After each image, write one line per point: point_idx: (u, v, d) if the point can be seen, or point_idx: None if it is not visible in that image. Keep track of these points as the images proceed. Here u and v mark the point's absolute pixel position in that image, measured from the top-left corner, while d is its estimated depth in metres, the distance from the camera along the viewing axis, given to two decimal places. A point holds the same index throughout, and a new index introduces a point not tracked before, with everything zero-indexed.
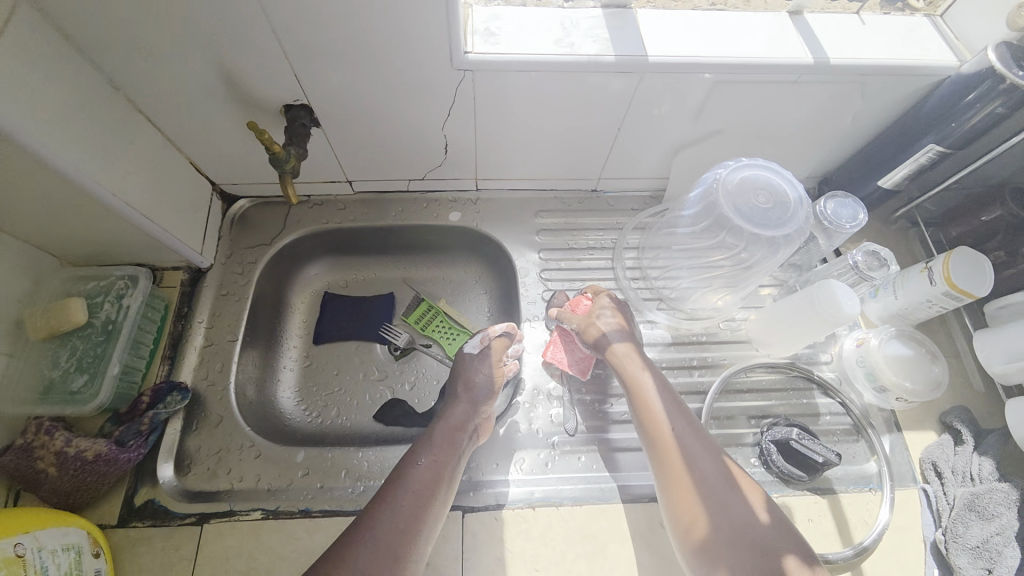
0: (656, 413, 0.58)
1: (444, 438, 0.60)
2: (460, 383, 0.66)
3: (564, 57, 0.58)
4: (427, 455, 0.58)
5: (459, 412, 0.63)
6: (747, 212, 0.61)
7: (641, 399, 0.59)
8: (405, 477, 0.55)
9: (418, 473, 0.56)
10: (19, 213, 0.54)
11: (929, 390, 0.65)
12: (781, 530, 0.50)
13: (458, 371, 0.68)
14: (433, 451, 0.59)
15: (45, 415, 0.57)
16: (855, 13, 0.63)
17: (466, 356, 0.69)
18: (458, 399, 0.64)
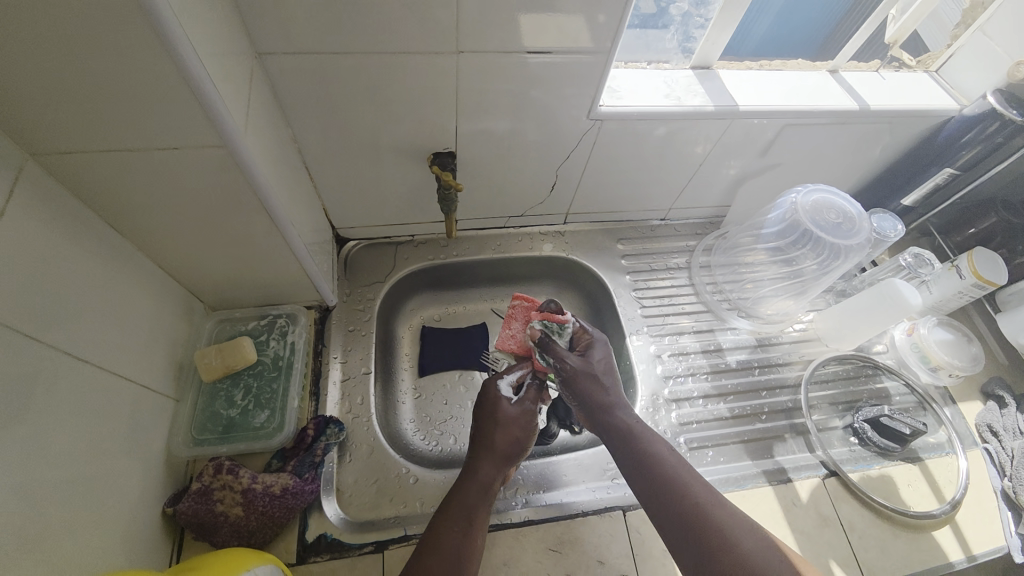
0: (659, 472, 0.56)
1: (481, 496, 0.58)
2: (497, 429, 0.64)
3: (674, 107, 0.70)
4: (462, 515, 0.56)
5: (488, 471, 0.60)
6: (825, 228, 0.75)
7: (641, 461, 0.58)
8: (443, 539, 0.53)
9: (452, 539, 0.53)
10: (208, 252, 0.59)
11: (972, 365, 0.78)
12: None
13: (486, 421, 0.65)
14: (468, 509, 0.57)
15: (225, 454, 0.61)
16: (876, 70, 0.81)
17: (498, 391, 0.67)
18: (485, 455, 0.62)
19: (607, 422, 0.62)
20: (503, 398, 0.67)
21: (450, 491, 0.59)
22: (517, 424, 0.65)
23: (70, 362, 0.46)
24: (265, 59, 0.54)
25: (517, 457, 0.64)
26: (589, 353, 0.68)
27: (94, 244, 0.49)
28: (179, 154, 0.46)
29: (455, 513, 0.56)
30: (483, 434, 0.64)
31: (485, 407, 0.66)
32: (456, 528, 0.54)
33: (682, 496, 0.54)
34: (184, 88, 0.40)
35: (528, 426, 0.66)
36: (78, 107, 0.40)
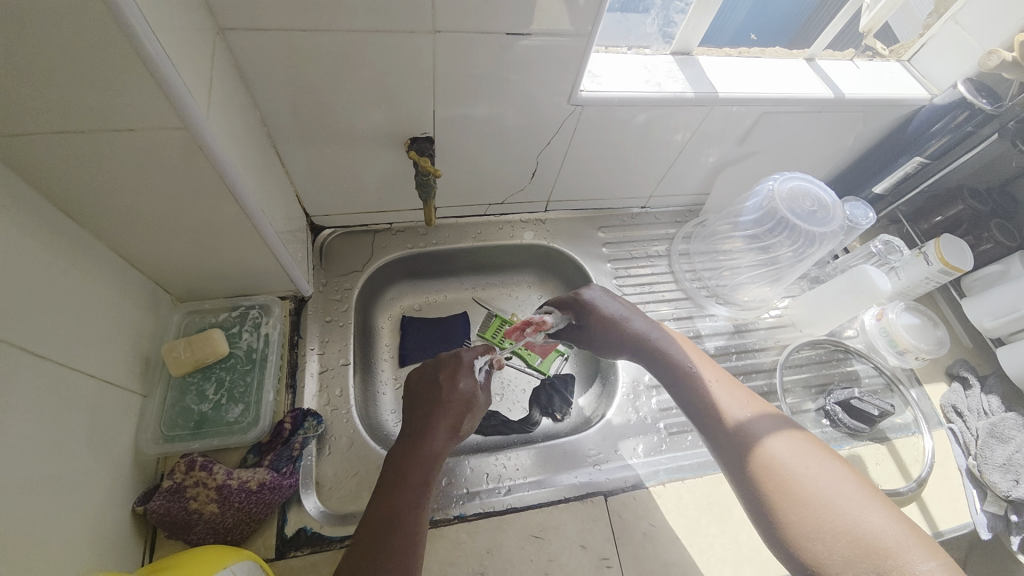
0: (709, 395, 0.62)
1: (433, 468, 0.58)
2: (455, 404, 0.64)
3: (655, 93, 0.69)
4: (418, 489, 0.55)
5: (438, 446, 0.60)
6: (801, 215, 0.76)
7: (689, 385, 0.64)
8: (400, 513, 0.52)
9: (406, 515, 0.52)
10: (173, 240, 0.56)
11: (937, 347, 0.81)
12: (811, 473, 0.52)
13: (443, 395, 0.64)
14: (422, 483, 0.56)
15: (198, 450, 0.59)
16: (851, 59, 0.82)
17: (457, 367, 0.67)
18: (438, 432, 0.60)
19: (641, 349, 0.70)
20: (465, 376, 0.67)
21: (397, 466, 0.57)
22: (473, 399, 0.65)
23: (25, 359, 0.43)
24: (230, 35, 0.51)
25: (465, 430, 0.64)
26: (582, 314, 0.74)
27: (47, 232, 0.46)
28: (138, 136, 0.43)
29: (407, 493, 0.54)
30: (440, 405, 0.63)
31: (445, 377, 0.66)
32: (410, 503, 0.54)
33: (708, 403, 0.61)
34: (139, 64, 0.37)
35: (479, 401, 0.66)
36: (20, 84, 0.37)
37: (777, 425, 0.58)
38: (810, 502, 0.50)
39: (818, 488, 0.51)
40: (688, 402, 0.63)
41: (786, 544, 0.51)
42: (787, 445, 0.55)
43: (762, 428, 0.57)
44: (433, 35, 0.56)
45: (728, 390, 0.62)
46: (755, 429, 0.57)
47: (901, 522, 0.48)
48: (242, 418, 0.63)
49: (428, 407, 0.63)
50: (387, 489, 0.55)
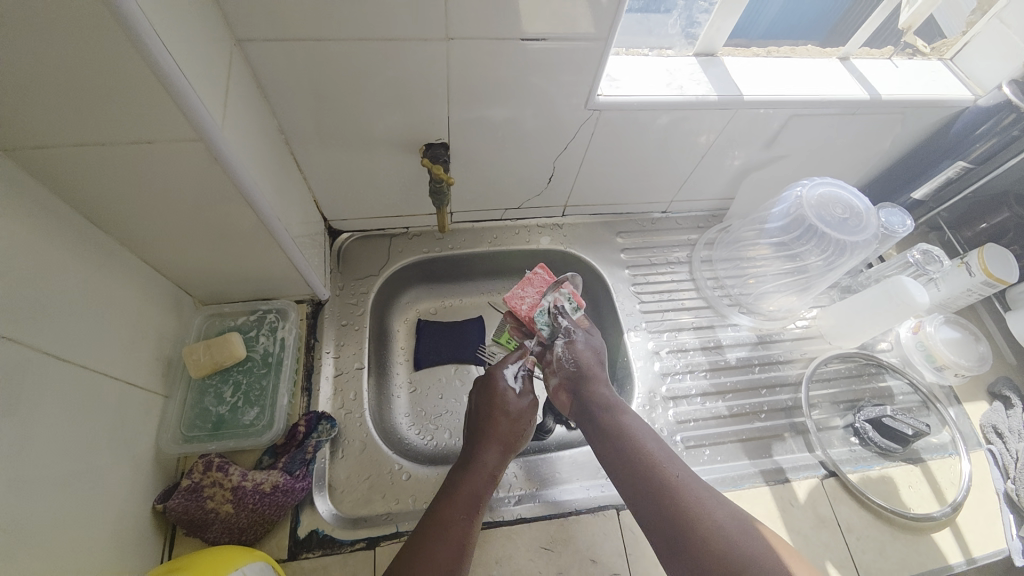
0: (675, 495, 0.53)
1: (484, 485, 0.60)
2: (503, 417, 0.66)
3: (676, 96, 0.67)
4: (469, 504, 0.57)
5: (491, 460, 0.62)
6: (831, 223, 0.72)
7: (651, 483, 0.55)
8: (451, 525, 0.54)
9: (456, 526, 0.54)
10: (192, 246, 0.57)
11: (978, 364, 0.76)
12: (768, 568, 0.47)
13: (490, 409, 0.67)
14: (473, 497, 0.58)
15: (216, 451, 0.61)
16: (889, 58, 0.78)
17: (503, 383, 0.69)
18: (490, 445, 0.63)
19: (598, 407, 0.65)
20: (508, 390, 0.69)
21: (452, 481, 0.59)
22: (523, 415, 0.67)
23: (52, 363, 0.45)
24: (247, 46, 0.52)
25: (517, 446, 0.66)
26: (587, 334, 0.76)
27: (73, 238, 0.48)
28: (156, 147, 0.44)
29: (459, 505, 0.56)
30: (488, 422, 0.65)
31: (490, 394, 0.68)
32: (461, 516, 0.55)
33: (654, 474, 0.56)
34: (153, 78, 0.38)
35: (526, 413, 0.68)
36: (45, 100, 0.38)
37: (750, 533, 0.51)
38: None
39: None
40: (642, 502, 0.55)
41: None
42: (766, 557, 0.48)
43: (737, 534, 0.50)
44: (448, 42, 0.56)
45: (696, 486, 0.55)
46: (710, 511, 0.52)
47: None
48: (259, 421, 0.65)
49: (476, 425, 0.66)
50: (439, 501, 0.57)
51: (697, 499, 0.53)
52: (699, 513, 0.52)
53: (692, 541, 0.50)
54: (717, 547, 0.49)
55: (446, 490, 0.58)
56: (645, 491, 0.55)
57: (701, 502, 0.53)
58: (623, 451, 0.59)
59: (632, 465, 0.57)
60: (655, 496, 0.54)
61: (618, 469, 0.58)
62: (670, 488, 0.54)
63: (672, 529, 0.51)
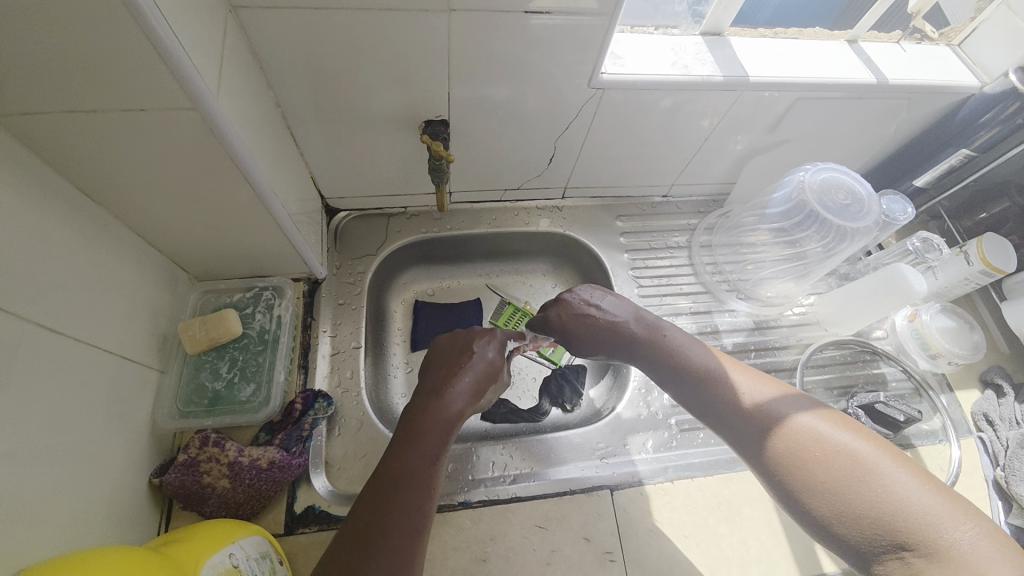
0: (737, 399, 0.57)
1: (454, 421, 0.56)
2: (474, 369, 0.62)
3: (680, 76, 0.66)
4: (441, 436, 0.54)
5: (455, 405, 0.58)
6: (833, 209, 0.72)
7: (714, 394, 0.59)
8: (422, 455, 0.51)
9: (421, 472, 0.50)
10: (187, 221, 0.56)
11: (972, 353, 0.77)
12: (839, 442, 0.50)
13: (461, 363, 0.63)
14: (444, 429, 0.55)
15: (212, 426, 0.61)
16: (897, 42, 0.77)
17: (489, 345, 0.66)
18: (455, 391, 0.59)
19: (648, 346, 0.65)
20: (489, 349, 0.65)
21: (410, 425, 0.54)
22: (496, 365, 0.65)
23: (46, 336, 0.45)
24: (241, 13, 0.50)
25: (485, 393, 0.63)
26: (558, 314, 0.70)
27: (65, 210, 0.47)
28: (148, 116, 0.43)
29: (422, 451, 0.52)
30: (465, 362, 0.62)
31: (463, 348, 0.64)
32: (432, 448, 0.53)
33: (715, 383, 0.59)
34: (146, 43, 0.37)
35: (500, 373, 0.66)
36: (34, 64, 0.37)
37: (820, 414, 0.53)
38: (848, 475, 0.48)
39: (851, 457, 0.49)
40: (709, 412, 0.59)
41: (824, 519, 0.48)
42: (834, 435, 0.51)
43: (803, 420, 0.53)
44: (449, 14, 0.54)
45: (756, 387, 0.57)
46: (777, 404, 0.55)
47: (959, 501, 0.45)
48: (255, 397, 0.64)
49: (450, 362, 0.62)
50: (399, 445, 0.52)
51: (758, 399, 0.56)
52: (765, 410, 0.55)
53: (757, 436, 0.54)
54: (788, 437, 0.52)
55: (416, 420, 0.55)
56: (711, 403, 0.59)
57: (765, 399, 0.56)
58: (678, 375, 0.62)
59: (693, 386, 0.61)
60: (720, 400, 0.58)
61: (681, 393, 0.62)
62: (734, 401, 0.57)
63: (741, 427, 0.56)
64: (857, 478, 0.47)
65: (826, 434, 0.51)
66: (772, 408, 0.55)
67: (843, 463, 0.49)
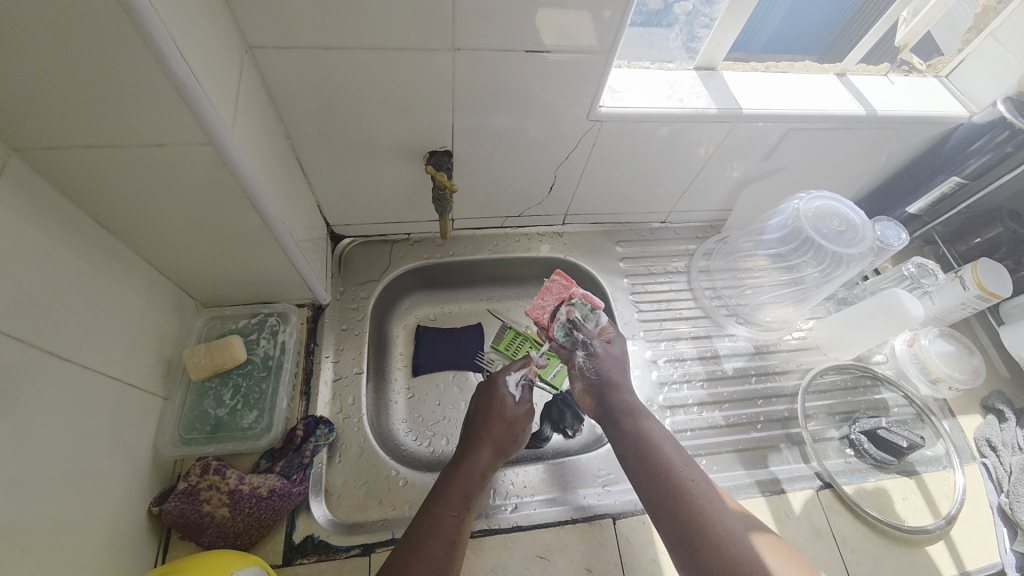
0: (699, 506, 0.53)
1: (474, 487, 0.59)
2: (500, 422, 0.65)
3: (676, 108, 0.69)
4: (462, 500, 0.57)
5: (483, 462, 0.62)
6: (829, 236, 0.73)
7: (674, 489, 0.55)
8: (443, 522, 0.54)
9: (446, 526, 0.54)
10: (196, 249, 0.58)
11: (972, 378, 0.77)
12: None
13: (488, 414, 0.66)
14: (466, 494, 0.58)
15: (214, 454, 0.60)
16: (885, 75, 0.80)
17: (503, 389, 0.68)
18: (481, 448, 0.63)
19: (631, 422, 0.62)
20: (507, 396, 0.68)
21: (441, 484, 0.59)
22: (521, 422, 0.67)
23: (54, 363, 0.45)
24: (257, 53, 0.53)
25: (509, 453, 0.65)
26: (612, 342, 0.73)
27: (80, 239, 0.48)
28: (164, 151, 0.45)
29: (449, 507, 0.56)
30: (484, 423, 0.65)
31: (488, 398, 0.67)
32: (454, 512, 0.55)
33: (676, 481, 0.55)
34: (165, 84, 0.39)
35: (523, 425, 0.67)
36: (59, 102, 0.39)
37: (768, 546, 0.52)
38: None
39: None
40: (655, 505, 0.55)
41: None
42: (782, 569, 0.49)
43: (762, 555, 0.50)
44: (454, 52, 0.57)
45: (718, 501, 0.55)
46: (733, 522, 0.53)
47: None
48: (257, 424, 0.65)
49: (474, 423, 0.66)
50: (433, 501, 0.57)
51: (729, 524, 0.52)
52: (717, 521, 0.52)
53: (703, 547, 0.50)
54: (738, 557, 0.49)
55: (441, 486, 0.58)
56: (666, 498, 0.55)
57: (720, 511, 0.53)
58: (639, 460, 0.58)
59: (653, 475, 0.57)
60: (677, 499, 0.54)
61: (643, 492, 0.57)
62: (694, 504, 0.54)
63: (688, 531, 0.52)
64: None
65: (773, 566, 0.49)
66: (733, 531, 0.52)
67: None
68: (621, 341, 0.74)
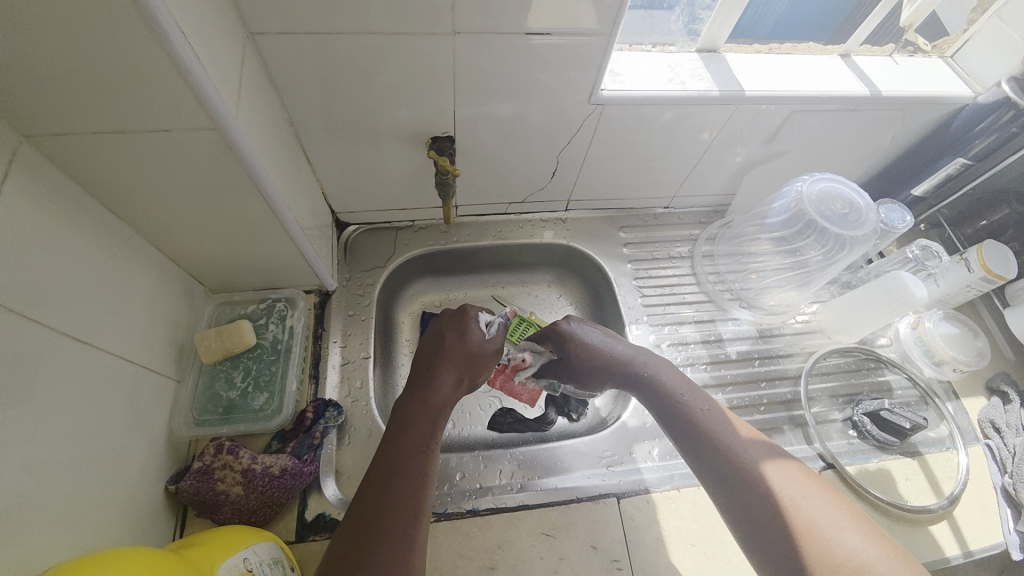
0: (711, 442, 0.56)
1: (442, 406, 0.59)
2: (460, 356, 0.63)
3: (678, 92, 0.68)
4: (427, 415, 0.57)
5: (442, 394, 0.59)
6: (832, 218, 0.73)
7: (691, 426, 0.58)
8: (405, 464, 0.52)
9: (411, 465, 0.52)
10: (204, 235, 0.59)
11: (976, 360, 0.77)
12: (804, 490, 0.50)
13: (448, 345, 0.64)
14: (432, 407, 0.58)
15: (227, 435, 0.62)
16: (890, 55, 0.79)
17: (472, 322, 0.67)
18: (441, 380, 0.60)
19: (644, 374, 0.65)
20: (472, 328, 0.66)
21: (400, 422, 0.56)
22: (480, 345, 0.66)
23: (72, 345, 0.47)
24: (259, 38, 0.53)
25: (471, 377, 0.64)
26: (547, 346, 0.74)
27: (93, 226, 0.50)
28: (173, 137, 0.45)
29: (411, 448, 0.54)
30: (447, 356, 0.63)
31: (455, 332, 0.65)
32: (423, 427, 0.56)
33: (696, 420, 0.59)
34: (171, 69, 0.40)
35: (487, 358, 0.65)
36: (70, 89, 0.40)
37: (785, 467, 0.53)
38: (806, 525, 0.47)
39: (811, 515, 0.48)
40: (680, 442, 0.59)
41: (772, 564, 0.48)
42: (789, 488, 0.51)
43: (776, 474, 0.52)
44: (455, 37, 0.57)
45: (729, 429, 0.57)
46: (750, 450, 0.55)
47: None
48: (268, 406, 0.66)
49: (433, 355, 0.63)
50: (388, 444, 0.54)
51: (747, 453, 0.54)
52: (733, 451, 0.55)
53: (720, 473, 0.54)
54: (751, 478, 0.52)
55: (393, 431, 0.56)
56: (688, 435, 0.58)
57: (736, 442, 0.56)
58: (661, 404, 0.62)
59: (671, 413, 0.61)
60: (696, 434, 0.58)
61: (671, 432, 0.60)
62: (711, 435, 0.57)
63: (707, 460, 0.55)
64: (813, 534, 0.46)
65: (786, 485, 0.51)
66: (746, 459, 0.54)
67: (814, 526, 0.47)
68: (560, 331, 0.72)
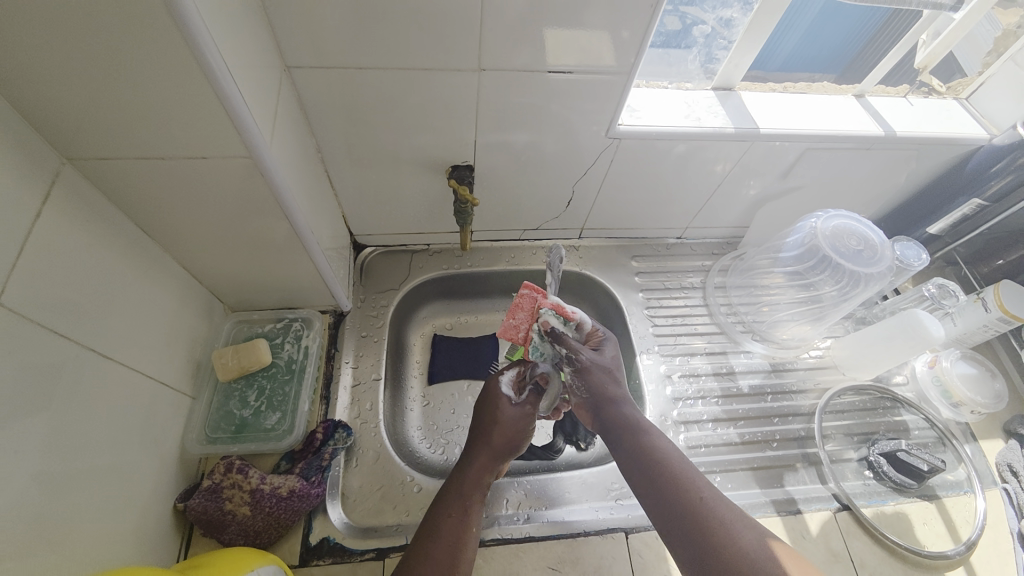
0: (706, 526, 0.47)
1: (472, 488, 0.57)
2: (493, 426, 0.62)
3: (693, 127, 0.70)
4: (457, 499, 0.56)
5: (479, 466, 0.59)
6: (846, 255, 0.73)
7: (680, 504, 0.49)
8: (443, 532, 0.53)
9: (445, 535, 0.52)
10: (228, 255, 0.61)
11: (995, 402, 0.75)
12: None
13: (485, 417, 0.63)
14: (461, 498, 0.56)
15: (237, 454, 0.63)
16: (903, 96, 0.80)
17: (502, 391, 0.64)
18: (480, 451, 0.60)
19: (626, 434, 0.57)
20: (503, 397, 0.63)
21: (446, 486, 0.57)
22: (517, 422, 0.62)
23: (95, 359, 0.48)
24: (294, 71, 0.56)
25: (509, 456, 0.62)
26: (601, 348, 0.66)
27: (124, 244, 0.51)
28: (208, 162, 0.47)
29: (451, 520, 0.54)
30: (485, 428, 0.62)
31: (487, 404, 0.64)
32: (455, 517, 0.54)
33: (686, 497, 0.50)
34: (213, 100, 0.42)
35: (524, 427, 0.63)
36: (117, 117, 0.42)
37: (790, 562, 0.45)
38: None
39: None
40: (665, 525, 0.49)
41: None
42: None
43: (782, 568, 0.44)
44: (479, 72, 0.59)
45: (721, 510, 0.48)
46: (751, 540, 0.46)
47: None
48: (279, 426, 0.67)
49: (473, 427, 0.63)
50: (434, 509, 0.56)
51: (744, 543, 0.45)
52: (732, 540, 0.46)
53: (720, 569, 0.44)
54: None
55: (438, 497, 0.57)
56: (677, 517, 0.49)
57: (733, 528, 0.47)
58: (643, 471, 0.53)
59: (655, 486, 0.52)
60: (686, 515, 0.48)
61: (655, 510, 0.51)
62: (706, 517, 0.48)
63: (702, 551, 0.46)
64: None
65: None
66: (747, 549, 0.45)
67: None
68: (610, 345, 0.67)
